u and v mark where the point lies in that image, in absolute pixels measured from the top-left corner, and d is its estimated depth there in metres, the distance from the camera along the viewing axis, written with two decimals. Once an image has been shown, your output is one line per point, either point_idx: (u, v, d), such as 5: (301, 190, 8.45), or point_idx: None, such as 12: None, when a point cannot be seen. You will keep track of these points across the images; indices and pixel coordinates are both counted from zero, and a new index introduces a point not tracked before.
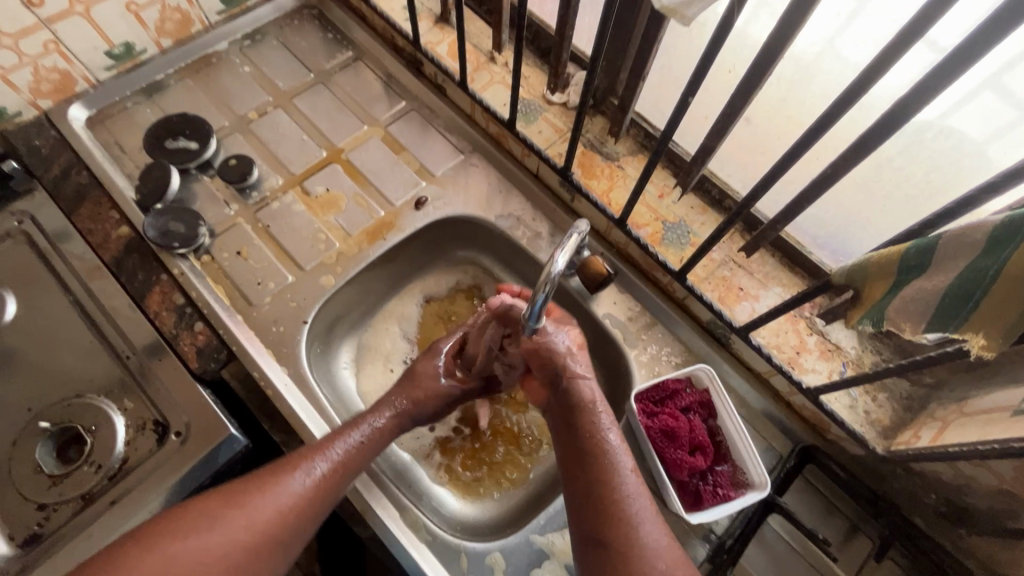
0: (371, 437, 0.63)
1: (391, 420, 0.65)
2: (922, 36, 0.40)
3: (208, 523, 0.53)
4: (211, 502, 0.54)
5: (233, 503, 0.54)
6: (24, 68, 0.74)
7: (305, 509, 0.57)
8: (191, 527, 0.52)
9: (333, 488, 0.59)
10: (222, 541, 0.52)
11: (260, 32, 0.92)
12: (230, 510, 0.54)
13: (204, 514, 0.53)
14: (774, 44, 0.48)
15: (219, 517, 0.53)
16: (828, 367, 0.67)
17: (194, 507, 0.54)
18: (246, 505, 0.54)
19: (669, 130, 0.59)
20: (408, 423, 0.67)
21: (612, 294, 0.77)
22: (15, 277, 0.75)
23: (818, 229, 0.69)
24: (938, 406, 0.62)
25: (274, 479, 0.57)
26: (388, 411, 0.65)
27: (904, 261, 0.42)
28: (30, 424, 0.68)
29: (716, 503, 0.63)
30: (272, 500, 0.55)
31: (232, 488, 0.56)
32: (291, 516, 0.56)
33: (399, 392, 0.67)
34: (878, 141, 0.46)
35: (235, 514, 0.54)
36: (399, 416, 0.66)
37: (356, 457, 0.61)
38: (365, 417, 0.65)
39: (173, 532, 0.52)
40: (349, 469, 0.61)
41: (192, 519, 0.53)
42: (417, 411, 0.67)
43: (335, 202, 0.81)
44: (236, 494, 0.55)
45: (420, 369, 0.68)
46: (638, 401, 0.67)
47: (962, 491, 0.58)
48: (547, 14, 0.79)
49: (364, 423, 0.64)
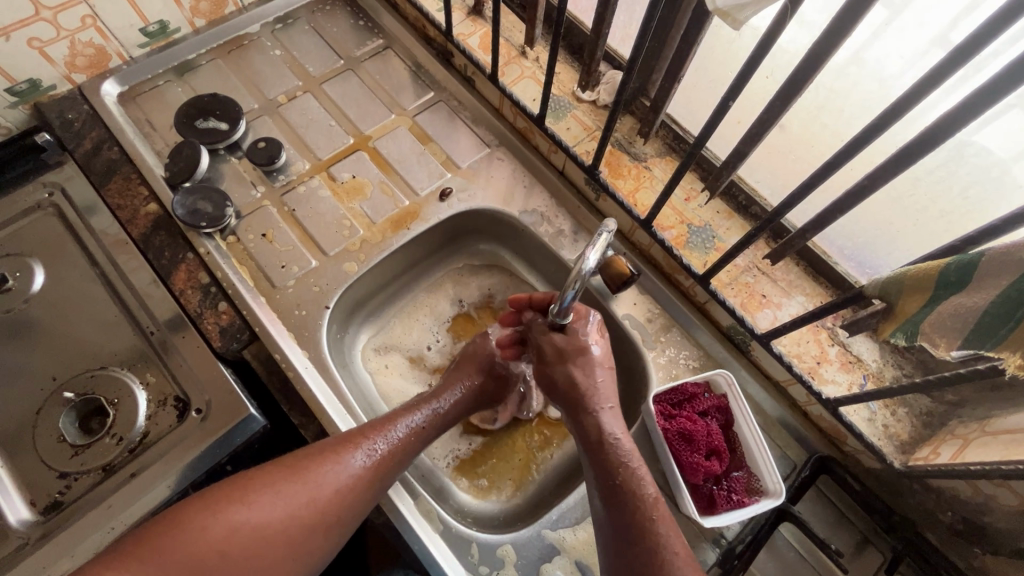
0: (430, 421, 0.65)
1: (452, 404, 0.68)
2: (976, 54, 0.39)
3: (271, 496, 0.54)
4: (275, 473, 0.56)
5: (295, 476, 0.55)
6: (61, 42, 0.75)
7: (362, 491, 0.58)
8: (254, 496, 0.54)
9: (390, 470, 0.60)
10: (282, 516, 0.53)
11: (291, 16, 0.92)
12: (293, 484, 0.55)
13: (267, 486, 0.54)
14: (819, 55, 0.47)
15: (283, 490, 0.55)
16: (848, 379, 0.67)
17: (261, 475, 0.55)
18: (307, 481, 0.55)
19: (705, 134, 0.58)
20: (465, 409, 0.70)
21: (633, 295, 0.77)
22: (44, 249, 0.76)
23: (845, 241, 0.68)
24: (960, 423, 0.61)
25: (335, 456, 0.58)
26: (450, 396, 0.69)
27: (944, 277, 0.42)
28: (54, 394, 0.69)
29: (729, 508, 0.63)
30: (333, 477, 0.56)
31: (297, 459, 0.57)
32: (347, 498, 0.57)
33: (459, 375, 0.70)
34: (919, 157, 0.46)
35: (297, 489, 0.55)
36: (458, 400, 0.69)
37: (414, 439, 0.63)
38: (427, 400, 0.67)
39: (236, 501, 0.53)
40: (406, 453, 0.62)
41: (254, 490, 0.54)
42: (475, 395, 0.70)
43: (362, 189, 0.82)
44: (300, 466, 0.56)
45: (477, 349, 0.72)
46: (656, 403, 0.68)
47: (980, 510, 0.57)
48: (582, 12, 0.79)
49: (426, 407, 0.66)
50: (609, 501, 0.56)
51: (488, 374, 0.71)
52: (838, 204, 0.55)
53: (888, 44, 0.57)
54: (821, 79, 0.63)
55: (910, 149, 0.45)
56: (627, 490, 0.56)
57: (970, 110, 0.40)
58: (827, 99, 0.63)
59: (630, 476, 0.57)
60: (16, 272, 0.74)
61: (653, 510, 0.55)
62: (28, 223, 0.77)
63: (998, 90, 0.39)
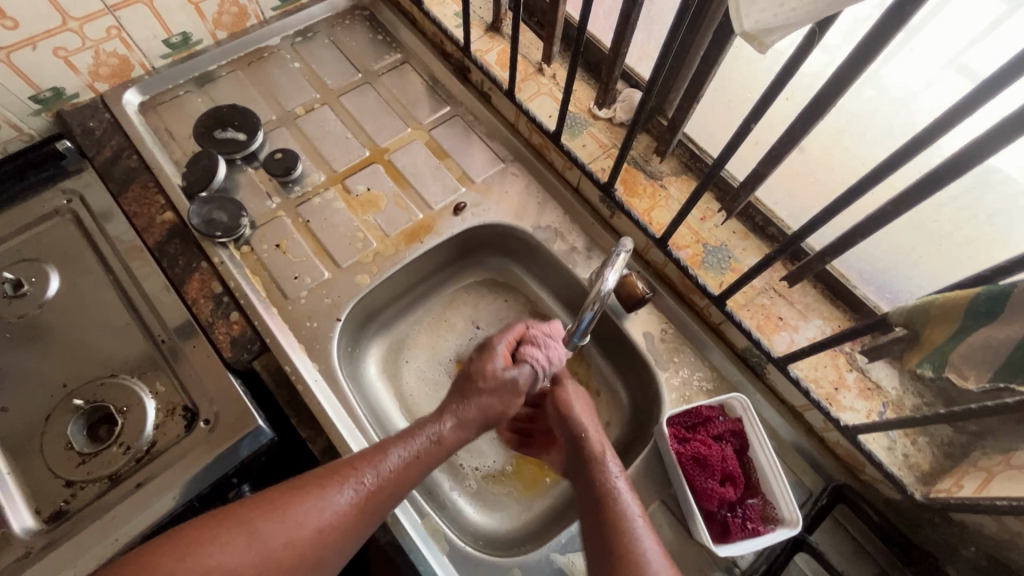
0: (428, 449, 0.61)
1: (452, 432, 0.62)
2: (1008, 86, 0.38)
3: (246, 538, 0.52)
4: (255, 509, 0.54)
5: (275, 515, 0.54)
6: (86, 52, 0.76)
7: (347, 529, 0.56)
8: (226, 538, 0.52)
9: (381, 504, 0.58)
10: (257, 558, 0.52)
11: (311, 30, 0.94)
12: (272, 524, 0.53)
13: (243, 526, 0.53)
14: (844, 78, 0.46)
15: (261, 529, 0.53)
16: (867, 406, 0.66)
17: (238, 512, 0.54)
18: (288, 519, 0.54)
19: (724, 156, 0.58)
20: (467, 434, 0.64)
21: (647, 315, 0.77)
22: (59, 254, 0.76)
23: (865, 264, 0.67)
24: (983, 455, 0.60)
25: (323, 491, 0.56)
26: (450, 421, 0.63)
27: (973, 307, 0.40)
28: (65, 400, 0.69)
29: (745, 537, 0.61)
30: (315, 515, 0.54)
31: (279, 494, 0.55)
32: (331, 539, 0.55)
33: (459, 400, 0.64)
34: (945, 184, 0.45)
35: (276, 529, 0.53)
36: (459, 426, 0.63)
37: (408, 473, 0.59)
38: (425, 427, 0.62)
39: (208, 543, 0.51)
40: (399, 485, 0.59)
41: (227, 531, 0.52)
42: (477, 419, 0.64)
43: (376, 202, 0.82)
44: (280, 503, 0.55)
45: (474, 370, 0.65)
46: (670, 426, 0.67)
47: (1005, 546, 0.55)
48: (600, 31, 0.80)
49: (421, 436, 0.61)
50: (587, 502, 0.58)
51: (485, 395, 0.64)
52: (859, 229, 0.53)
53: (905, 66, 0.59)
54: (845, 105, 0.63)
55: (936, 175, 0.44)
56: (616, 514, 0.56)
57: (996, 142, 0.40)
58: (847, 122, 0.64)
59: (617, 497, 0.57)
60: (32, 277, 0.74)
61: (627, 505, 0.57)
62: (45, 228, 0.77)
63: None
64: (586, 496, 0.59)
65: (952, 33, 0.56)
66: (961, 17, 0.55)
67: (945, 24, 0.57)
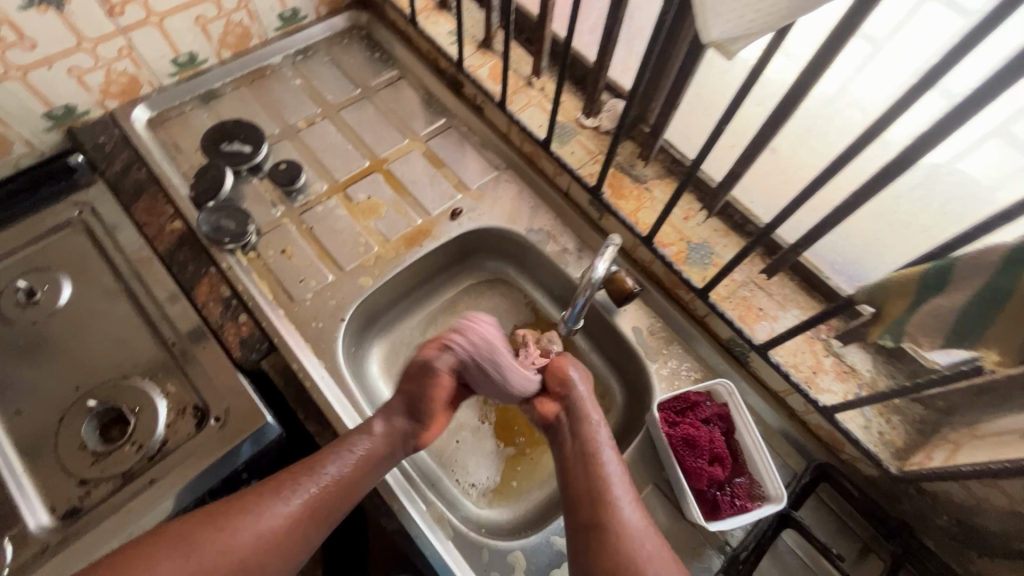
0: (363, 452, 0.62)
1: (382, 429, 0.64)
2: (938, 84, 0.44)
3: (183, 554, 0.53)
4: (193, 525, 0.55)
5: (214, 528, 0.55)
6: (98, 71, 0.80)
7: (289, 534, 0.57)
8: (163, 555, 0.53)
9: (322, 510, 0.59)
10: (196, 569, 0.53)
11: (311, 49, 0.99)
12: (210, 537, 0.54)
13: (182, 541, 0.54)
14: (805, 82, 0.51)
15: (199, 543, 0.54)
16: (843, 388, 0.70)
17: (175, 530, 0.55)
18: (228, 530, 0.55)
19: (700, 157, 0.63)
20: (400, 430, 0.65)
21: (636, 310, 0.81)
22: (71, 263, 0.79)
23: (836, 256, 0.72)
24: (951, 429, 0.64)
25: (268, 502, 0.57)
26: (380, 420, 0.65)
27: (923, 281, 0.45)
28: (78, 402, 0.71)
29: (733, 513, 0.65)
30: (253, 525, 0.55)
31: (218, 508, 0.57)
32: (272, 546, 0.55)
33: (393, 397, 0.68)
34: (897, 175, 0.50)
35: (214, 540, 0.54)
36: (392, 427, 0.65)
37: (346, 476, 0.61)
38: (359, 430, 0.64)
39: (146, 561, 0.52)
40: (340, 488, 0.60)
41: (163, 550, 0.53)
42: (406, 415, 0.66)
43: (376, 209, 0.86)
44: (218, 516, 0.56)
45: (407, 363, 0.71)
46: (660, 411, 0.71)
47: (972, 512, 0.59)
48: (585, 46, 0.85)
49: (356, 440, 0.63)
50: (572, 448, 0.64)
51: (407, 381, 0.68)
52: (827, 220, 0.58)
53: (866, 82, 0.59)
54: (806, 106, 0.65)
55: (889, 168, 0.49)
56: (600, 474, 0.61)
57: (935, 136, 0.45)
58: (811, 124, 0.66)
59: (595, 444, 0.64)
60: (44, 285, 0.77)
61: (604, 453, 0.63)
62: (57, 239, 0.80)
63: (963, 114, 0.43)
64: (570, 442, 0.65)
65: (911, 52, 0.54)
66: (925, 32, 0.52)
67: (899, 43, 0.55)
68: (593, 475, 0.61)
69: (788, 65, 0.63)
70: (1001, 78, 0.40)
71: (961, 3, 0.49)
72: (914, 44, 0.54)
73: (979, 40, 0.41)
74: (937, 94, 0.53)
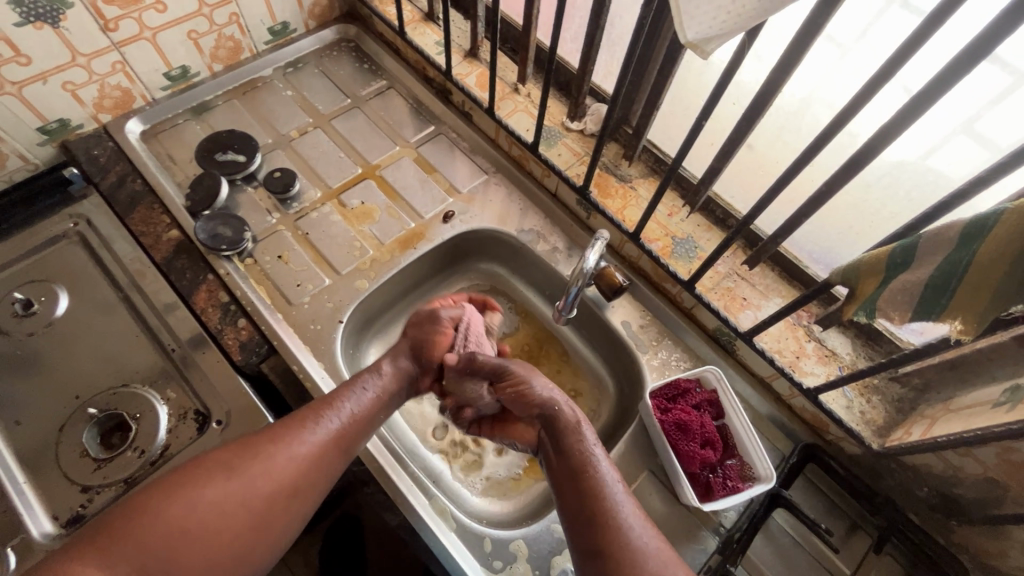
0: (374, 395, 0.65)
1: (389, 373, 0.68)
2: (891, 78, 0.47)
3: (226, 474, 0.54)
4: (229, 453, 0.56)
5: (251, 454, 0.56)
6: (92, 85, 0.82)
7: (318, 464, 0.59)
8: (206, 478, 0.54)
9: (347, 443, 0.61)
10: (236, 492, 0.54)
11: (300, 61, 1.01)
12: (249, 462, 0.55)
13: (222, 466, 0.55)
14: (775, 80, 0.55)
15: (237, 469, 0.55)
16: (825, 369, 0.73)
17: (211, 459, 0.55)
18: (263, 460, 0.56)
19: (681, 155, 0.66)
20: (401, 382, 0.69)
21: (625, 304, 0.84)
22: (67, 275, 0.80)
23: (812, 246, 0.76)
24: (927, 406, 0.68)
25: (296, 434, 0.59)
26: (388, 361, 0.70)
27: (892, 259, 0.48)
28: (78, 410, 0.71)
29: (726, 494, 0.67)
30: (288, 455, 0.57)
31: (252, 439, 0.58)
32: (307, 472, 0.58)
33: (390, 353, 0.71)
34: (863, 165, 0.53)
35: (253, 465, 0.55)
36: (399, 372, 0.69)
37: (366, 413, 0.64)
38: (367, 376, 0.67)
39: (191, 483, 0.53)
40: (360, 426, 0.63)
41: (208, 469, 0.54)
42: (411, 365, 0.71)
43: (370, 214, 0.88)
44: (253, 445, 0.57)
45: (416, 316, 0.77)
46: (652, 398, 0.73)
47: (951, 483, 0.62)
48: (568, 54, 0.89)
49: (365, 384, 0.66)
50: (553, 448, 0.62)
51: (412, 330, 0.74)
52: (802, 210, 0.62)
53: (829, 85, 0.63)
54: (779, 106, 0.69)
55: (855, 158, 0.53)
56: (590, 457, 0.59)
57: (895, 127, 0.49)
58: (784, 120, 0.69)
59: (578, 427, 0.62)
60: (41, 296, 0.78)
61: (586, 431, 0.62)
62: (53, 251, 0.81)
63: (918, 106, 0.47)
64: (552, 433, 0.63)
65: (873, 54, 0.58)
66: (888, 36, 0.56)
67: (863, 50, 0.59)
68: (580, 464, 0.59)
69: (758, 68, 0.67)
70: (951, 70, 0.44)
71: (917, 4, 0.53)
72: (878, 48, 0.57)
73: (930, 32, 0.44)
74: (897, 88, 0.57)
